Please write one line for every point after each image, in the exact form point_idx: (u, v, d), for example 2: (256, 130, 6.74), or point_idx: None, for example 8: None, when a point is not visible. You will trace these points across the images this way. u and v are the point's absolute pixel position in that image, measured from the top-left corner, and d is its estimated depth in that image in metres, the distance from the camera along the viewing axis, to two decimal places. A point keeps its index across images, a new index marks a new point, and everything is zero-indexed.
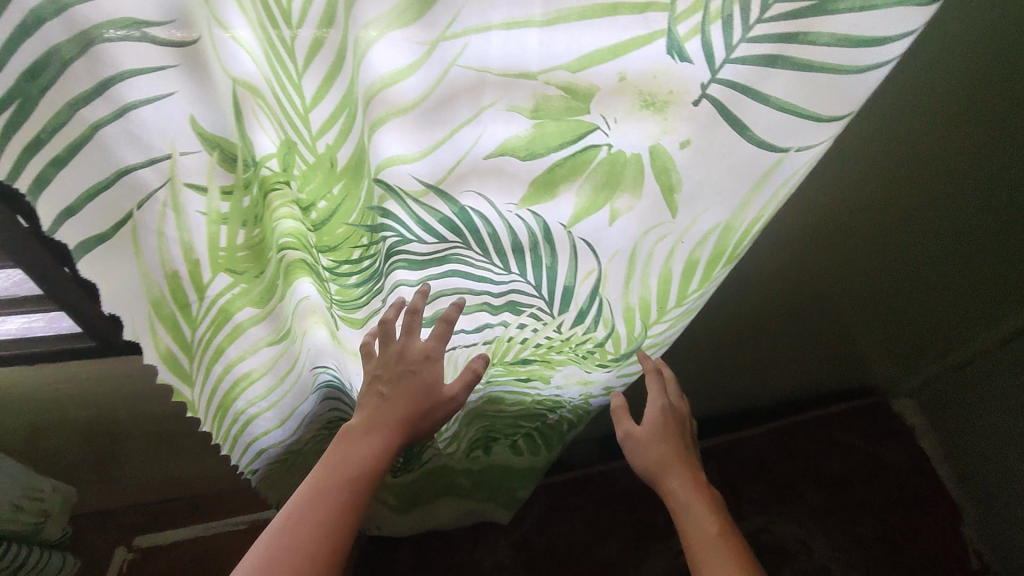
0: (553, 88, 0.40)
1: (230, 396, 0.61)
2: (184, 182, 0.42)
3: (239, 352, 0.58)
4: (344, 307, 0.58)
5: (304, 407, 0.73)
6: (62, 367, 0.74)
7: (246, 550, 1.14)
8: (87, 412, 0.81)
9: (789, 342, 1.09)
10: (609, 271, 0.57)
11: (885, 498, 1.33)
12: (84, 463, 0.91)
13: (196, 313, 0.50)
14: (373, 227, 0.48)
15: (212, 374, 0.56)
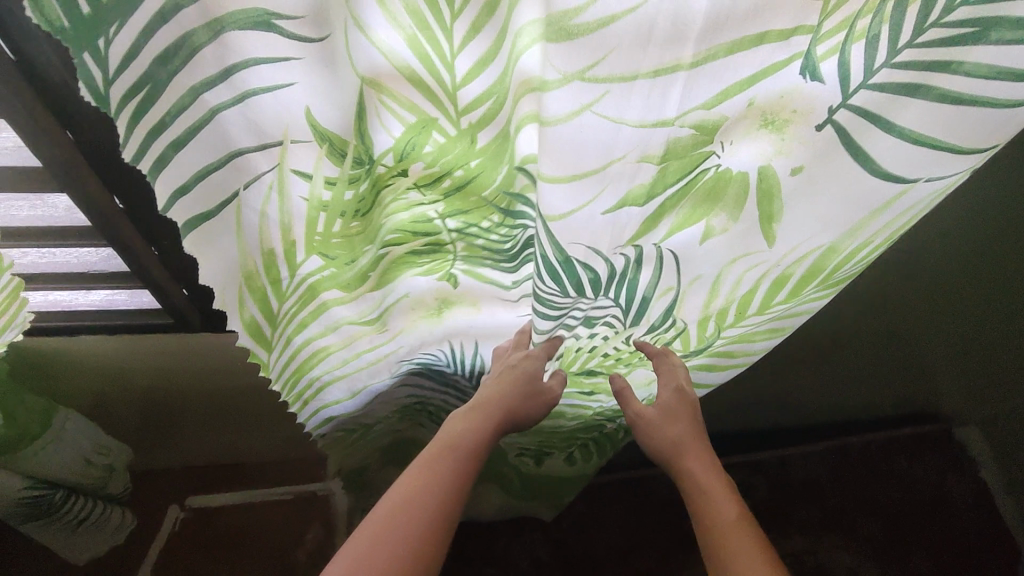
0: (686, 128, 0.40)
1: (308, 365, 0.63)
2: (292, 168, 0.42)
3: (322, 328, 0.59)
4: (467, 263, 0.57)
5: (380, 385, 0.74)
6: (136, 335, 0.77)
7: (289, 521, 1.17)
8: (157, 378, 0.83)
9: (858, 363, 1.05)
10: (690, 291, 0.59)
11: (943, 533, 1.27)
12: (147, 428, 0.94)
13: (286, 287, 0.51)
14: (510, 210, 0.50)
15: (293, 344, 0.58)
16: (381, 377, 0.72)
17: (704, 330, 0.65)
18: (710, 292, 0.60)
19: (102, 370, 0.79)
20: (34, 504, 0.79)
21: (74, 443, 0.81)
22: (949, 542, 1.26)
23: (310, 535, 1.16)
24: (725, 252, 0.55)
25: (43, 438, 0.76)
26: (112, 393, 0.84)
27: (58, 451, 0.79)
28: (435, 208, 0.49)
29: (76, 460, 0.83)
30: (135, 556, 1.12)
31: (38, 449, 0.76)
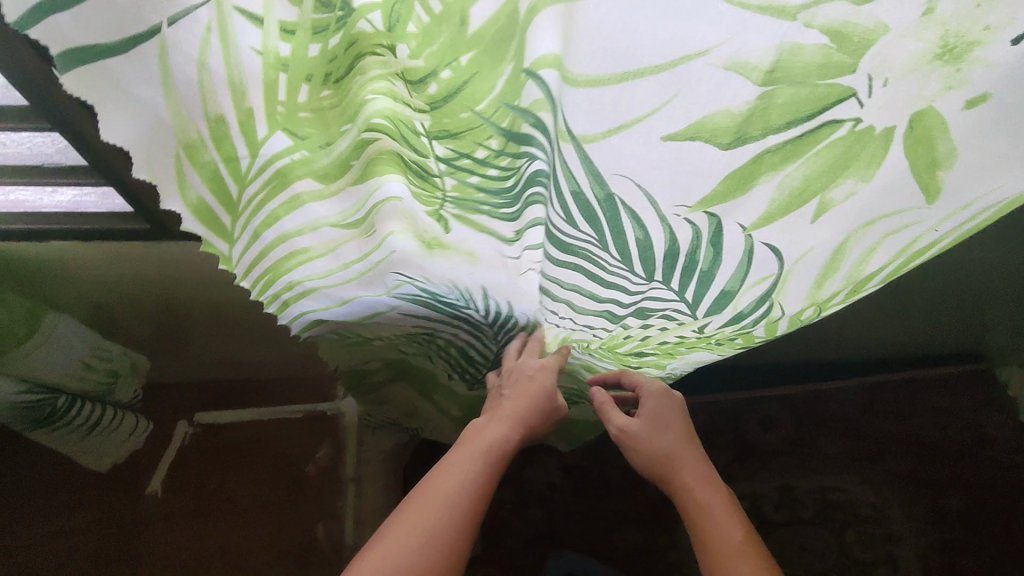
0: (814, 32, 0.30)
1: (283, 265, 0.58)
2: (234, 7, 0.31)
3: (298, 227, 0.52)
4: (458, 206, 0.47)
5: (376, 300, 0.67)
6: (109, 247, 0.69)
7: (302, 438, 1.16)
8: (152, 285, 0.76)
9: (914, 293, 0.97)
10: (795, 270, 0.51)
11: (977, 473, 1.22)
12: (151, 341, 0.91)
13: (245, 171, 0.43)
14: (513, 131, 0.38)
15: (261, 241, 0.53)
16: (375, 291, 0.64)
17: (799, 316, 0.58)
18: (823, 270, 0.51)
19: (93, 274, 0.72)
20: (35, 407, 0.77)
21: (70, 347, 0.76)
22: (986, 483, 1.21)
23: (321, 453, 1.15)
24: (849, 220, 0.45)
25: (34, 341, 0.71)
26: (106, 300, 0.78)
27: (53, 356, 0.75)
28: (423, 120, 0.39)
29: (76, 365, 0.79)
30: (145, 467, 1.11)
31: (30, 353, 0.71)
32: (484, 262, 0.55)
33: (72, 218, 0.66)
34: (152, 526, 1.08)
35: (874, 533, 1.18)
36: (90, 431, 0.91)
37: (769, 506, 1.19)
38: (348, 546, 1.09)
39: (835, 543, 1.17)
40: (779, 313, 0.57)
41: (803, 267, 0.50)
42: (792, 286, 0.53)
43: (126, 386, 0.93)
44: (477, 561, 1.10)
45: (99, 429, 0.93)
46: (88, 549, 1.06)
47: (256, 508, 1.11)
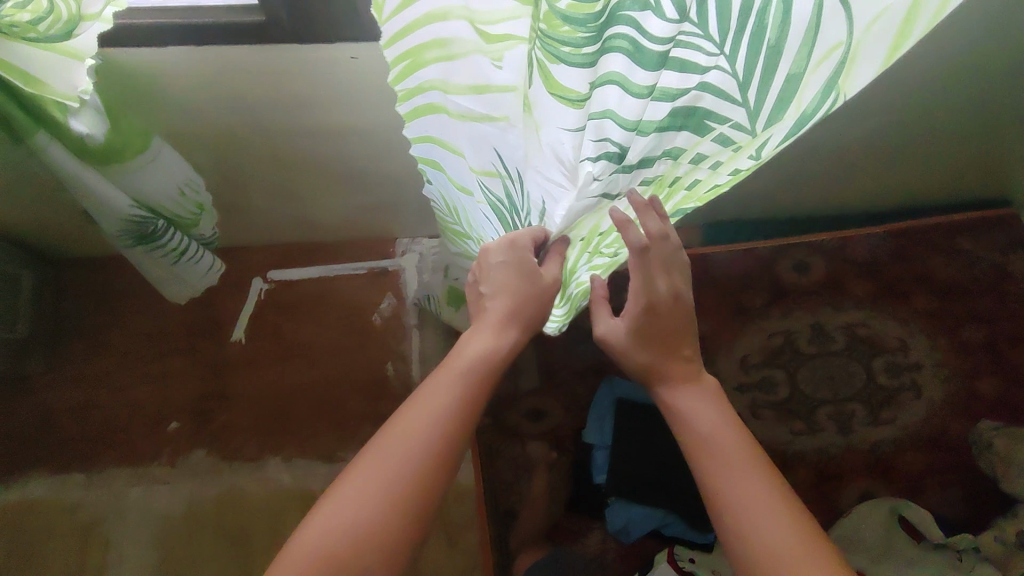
0: None
1: (425, 57, 0.49)
2: None
3: (445, 11, 0.43)
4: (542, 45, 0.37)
5: (473, 160, 0.61)
6: (212, 62, 0.71)
7: (366, 292, 1.26)
8: (258, 112, 0.82)
9: (947, 119, 1.06)
10: (872, 43, 0.38)
11: (996, 306, 1.31)
12: (233, 179, 1.00)
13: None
14: None
15: (413, 11, 0.44)
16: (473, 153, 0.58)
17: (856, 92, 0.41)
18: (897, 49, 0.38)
19: (195, 99, 0.78)
20: (143, 226, 0.75)
21: (170, 172, 0.80)
22: (1005, 316, 1.31)
23: (386, 304, 1.25)
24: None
25: (146, 156, 0.76)
26: (200, 133, 0.87)
27: (158, 176, 0.78)
28: None
29: (175, 191, 0.81)
30: (227, 319, 1.22)
31: (143, 167, 0.75)
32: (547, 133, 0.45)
33: (190, 11, 0.64)
34: (237, 369, 1.20)
35: (900, 363, 1.27)
36: (180, 261, 0.86)
37: (802, 340, 1.28)
38: (416, 381, 1.20)
39: (863, 370, 1.26)
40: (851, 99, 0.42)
41: (882, 30, 0.37)
42: (866, 73, 0.40)
43: (207, 221, 0.92)
44: (534, 393, 1.21)
45: (186, 262, 0.88)
46: (183, 389, 1.18)
47: (327, 353, 1.22)
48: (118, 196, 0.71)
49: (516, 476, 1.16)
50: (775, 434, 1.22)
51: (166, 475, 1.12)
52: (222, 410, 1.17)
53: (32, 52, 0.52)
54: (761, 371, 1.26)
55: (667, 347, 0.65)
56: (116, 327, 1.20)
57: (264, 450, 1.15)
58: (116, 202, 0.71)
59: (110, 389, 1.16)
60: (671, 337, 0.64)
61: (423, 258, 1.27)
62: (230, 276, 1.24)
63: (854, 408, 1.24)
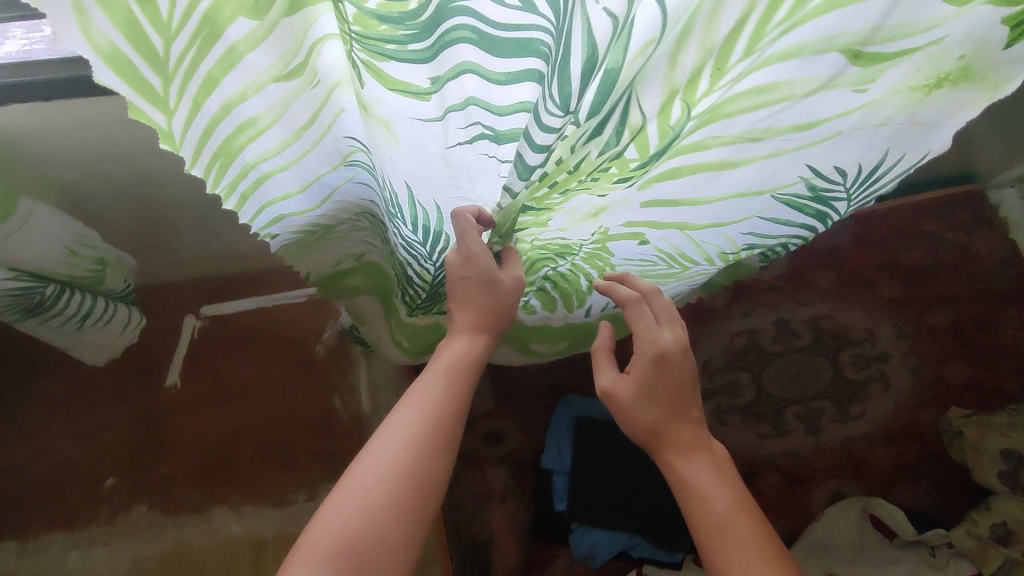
0: None
1: (236, 145, 0.44)
2: None
3: (241, 89, 0.40)
4: (369, 49, 0.35)
5: (336, 174, 0.54)
6: (52, 110, 0.63)
7: (307, 320, 1.19)
8: (137, 152, 0.74)
9: None
10: (660, 40, 0.36)
11: (965, 287, 1.27)
12: (141, 227, 0.93)
13: (166, 17, 0.33)
14: None
15: (203, 115, 0.40)
16: (333, 163, 0.52)
17: (669, 121, 0.43)
18: (712, 80, 0.40)
19: (57, 147, 0.70)
20: (25, 296, 0.73)
21: (49, 232, 0.73)
22: (974, 296, 1.27)
23: (327, 333, 1.19)
24: None
25: (16, 221, 0.68)
26: (82, 178, 0.77)
27: (33, 240, 0.71)
28: None
29: (61, 251, 0.75)
30: (161, 363, 1.15)
31: (12, 233, 0.68)
32: (405, 134, 0.44)
33: (23, 69, 0.57)
34: (177, 415, 1.12)
35: (866, 353, 1.23)
36: (84, 325, 0.84)
37: (766, 338, 1.24)
38: (366, 413, 1.14)
39: (829, 365, 1.22)
40: (640, 118, 0.41)
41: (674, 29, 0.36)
42: (654, 91, 0.40)
43: (115, 273, 0.87)
44: (491, 415, 1.16)
45: (91, 324, 0.85)
46: (122, 442, 1.10)
47: (271, 388, 1.15)
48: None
49: (477, 504, 1.11)
50: (743, 439, 1.18)
51: (107, 535, 1.04)
52: (163, 460, 1.10)
53: None
54: (725, 375, 1.22)
55: (676, 397, 0.58)
56: (48, 381, 1.12)
57: (212, 498, 1.07)
58: None
59: (38, 449, 1.08)
60: (678, 390, 0.58)
61: None
62: (159, 317, 1.17)
63: (822, 404, 1.20)
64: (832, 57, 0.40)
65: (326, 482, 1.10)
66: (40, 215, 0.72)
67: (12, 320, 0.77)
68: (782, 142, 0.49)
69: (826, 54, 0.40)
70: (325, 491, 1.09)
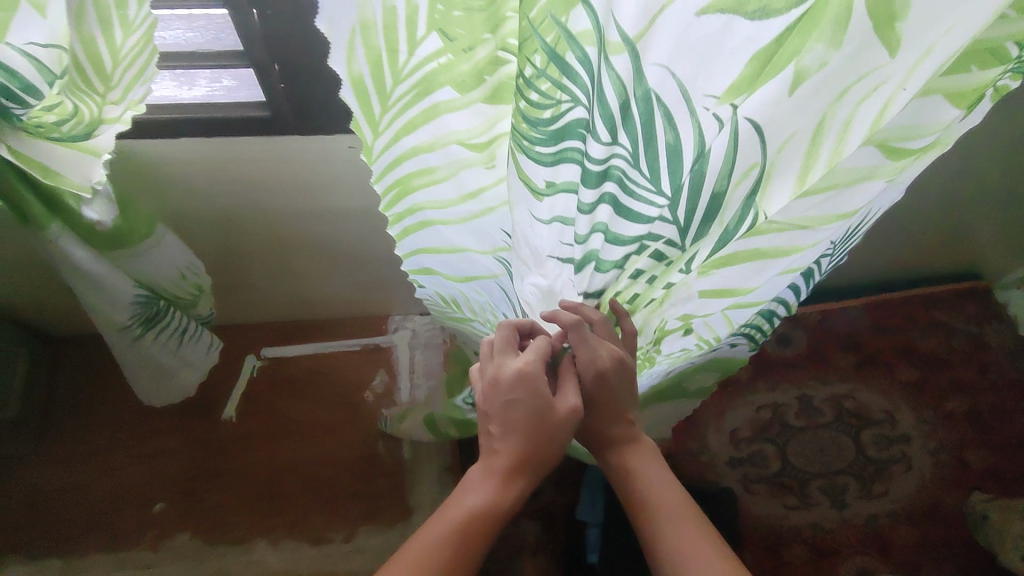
0: None
1: (412, 184, 0.59)
2: None
3: (432, 139, 0.53)
4: (512, 144, 0.46)
5: (480, 257, 0.69)
6: (201, 146, 0.76)
7: (360, 367, 1.28)
8: (264, 195, 0.87)
9: (909, 198, 1.14)
10: (780, 167, 0.47)
11: (978, 376, 1.34)
12: (235, 263, 1.05)
13: (401, 67, 0.46)
14: (573, 41, 0.39)
15: (399, 147, 0.54)
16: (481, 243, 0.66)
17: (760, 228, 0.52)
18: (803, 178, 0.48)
19: (200, 184, 0.83)
20: (145, 309, 0.79)
21: (170, 256, 0.82)
22: (989, 385, 1.33)
23: (378, 381, 1.26)
24: (821, 101, 0.44)
25: (150, 241, 0.78)
26: (215, 214, 0.90)
27: (156, 259, 0.80)
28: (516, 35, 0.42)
29: (174, 274, 0.83)
30: (220, 397, 1.22)
31: (144, 251, 0.77)
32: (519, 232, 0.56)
33: (201, 108, 0.72)
34: (230, 448, 1.18)
35: (887, 434, 1.28)
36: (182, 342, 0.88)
37: (790, 413, 1.30)
38: (407, 460, 1.19)
39: (852, 443, 1.27)
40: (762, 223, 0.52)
41: (795, 161, 0.47)
42: (778, 198, 0.50)
43: (206, 301, 0.93)
44: None
45: (189, 343, 0.90)
46: (176, 470, 1.15)
47: (320, 428, 1.21)
48: (123, 282, 0.74)
49: (510, 554, 1.13)
50: (769, 509, 1.20)
51: (151, 559, 1.07)
52: (212, 488, 1.14)
53: (57, 149, 0.56)
54: (750, 446, 1.27)
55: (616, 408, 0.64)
56: (116, 409, 1.20)
57: (254, 530, 1.11)
58: (124, 289, 0.75)
59: (98, 470, 1.14)
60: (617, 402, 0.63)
61: (415, 335, 1.31)
62: (226, 354, 1.26)
63: (846, 480, 1.24)
64: (871, 151, 0.47)
65: (364, 524, 1.12)
66: (167, 243, 0.81)
67: (133, 335, 0.80)
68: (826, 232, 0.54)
69: (864, 146, 0.46)
70: (363, 532, 1.12)
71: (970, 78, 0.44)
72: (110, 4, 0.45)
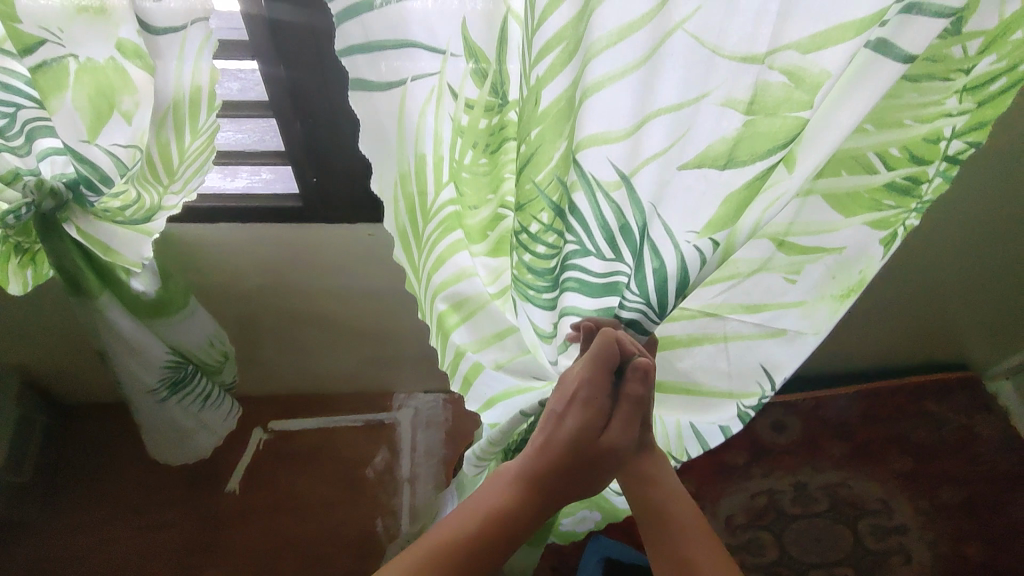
0: (776, 73, 0.40)
1: (451, 327, 0.62)
2: (449, 81, 0.49)
3: (461, 269, 0.59)
4: (520, 286, 0.53)
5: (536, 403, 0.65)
6: (238, 230, 0.85)
7: (362, 443, 1.31)
8: (288, 275, 0.95)
9: (889, 292, 1.21)
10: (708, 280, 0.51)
11: (972, 468, 1.36)
12: (253, 337, 1.11)
13: (429, 206, 0.55)
14: (565, 201, 0.47)
15: (432, 287, 0.59)
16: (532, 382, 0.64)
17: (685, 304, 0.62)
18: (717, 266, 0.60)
19: (233, 263, 0.92)
20: (172, 373, 0.86)
21: (199, 325, 0.91)
22: (983, 477, 1.34)
23: (379, 458, 1.29)
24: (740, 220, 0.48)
25: (183, 312, 0.87)
26: (243, 291, 0.98)
27: (189, 329, 0.89)
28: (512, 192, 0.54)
29: (203, 341, 0.92)
30: (225, 469, 1.25)
31: (179, 321, 0.87)
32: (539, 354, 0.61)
33: (242, 199, 0.81)
34: (231, 520, 1.20)
35: (884, 525, 1.29)
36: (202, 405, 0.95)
37: (786, 500, 1.31)
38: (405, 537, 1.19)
39: (848, 533, 1.27)
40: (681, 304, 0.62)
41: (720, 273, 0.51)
42: None
43: (230, 368, 1.01)
44: None
45: (209, 406, 0.97)
46: (177, 540, 1.17)
47: (319, 502, 1.23)
48: (156, 348, 0.82)
49: None
50: None
51: None
52: (211, 559, 1.16)
53: (112, 227, 0.64)
54: (746, 532, 1.28)
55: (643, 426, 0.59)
56: (123, 478, 1.22)
57: None
58: (155, 354, 0.83)
59: (102, 538, 1.17)
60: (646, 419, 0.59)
61: (418, 414, 1.34)
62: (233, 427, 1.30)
63: (843, 572, 1.23)
64: (764, 244, 0.58)
65: None
66: (195, 315, 0.90)
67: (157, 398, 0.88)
68: (741, 323, 0.64)
69: (761, 242, 0.58)
70: None
71: (859, 181, 0.54)
72: (186, 115, 0.56)
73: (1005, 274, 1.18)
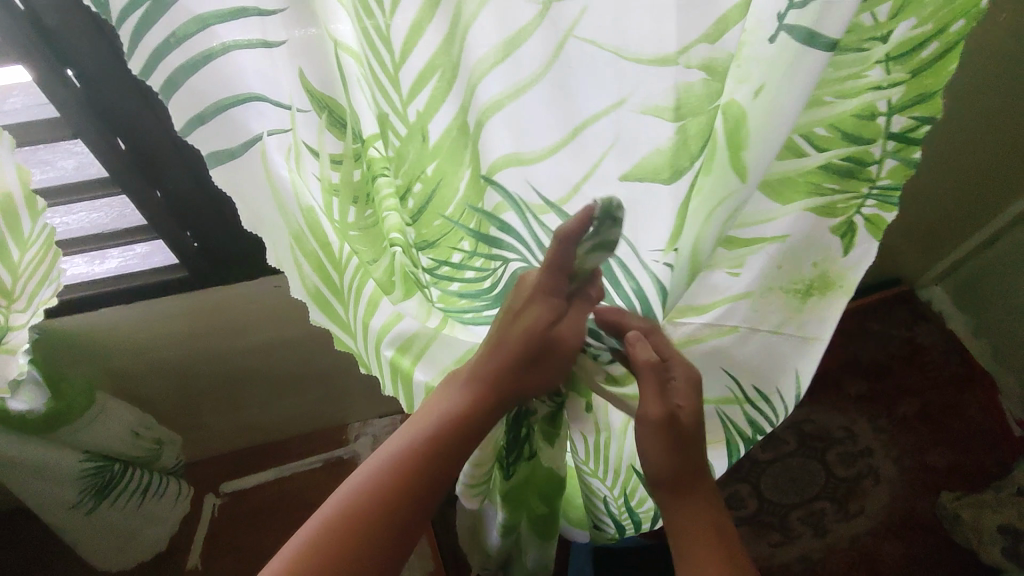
0: (695, 70, 0.37)
1: (404, 370, 0.58)
2: (303, 140, 0.44)
3: (394, 311, 0.56)
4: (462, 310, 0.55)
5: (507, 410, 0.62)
6: (127, 310, 0.78)
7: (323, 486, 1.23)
8: (197, 343, 0.86)
9: None
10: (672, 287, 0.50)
11: (921, 377, 1.40)
12: (178, 412, 1.02)
13: (338, 258, 0.52)
14: (485, 232, 0.48)
15: (370, 334, 0.57)
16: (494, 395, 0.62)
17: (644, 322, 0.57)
18: None
19: (135, 343, 0.82)
20: (97, 477, 0.77)
21: (117, 419, 0.80)
22: (933, 384, 1.39)
23: None
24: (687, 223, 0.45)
25: (92, 411, 0.76)
26: (151, 370, 0.88)
27: (105, 427, 0.78)
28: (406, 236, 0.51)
29: (126, 434, 0.81)
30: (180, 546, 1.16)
31: (89, 423, 0.76)
32: None
33: (121, 279, 0.77)
34: None
35: (851, 450, 1.32)
36: (146, 498, 0.85)
37: (757, 447, 1.33)
38: None
39: (820, 466, 1.30)
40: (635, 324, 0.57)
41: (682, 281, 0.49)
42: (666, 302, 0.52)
43: (171, 450, 0.90)
44: None
45: (153, 498, 0.87)
46: None
47: None
48: (66, 457, 0.73)
49: None
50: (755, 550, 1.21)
51: None
52: None
53: None
54: (725, 488, 1.29)
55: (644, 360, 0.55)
56: None
57: None
58: (68, 463, 0.74)
59: None
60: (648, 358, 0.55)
61: (377, 440, 1.27)
62: None
63: (823, 505, 1.26)
64: None
65: None
66: (109, 409, 0.79)
67: (85, 510, 0.78)
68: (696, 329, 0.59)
69: None
70: None
71: (795, 166, 0.49)
72: (4, 228, 0.50)
73: (916, 188, 1.20)
